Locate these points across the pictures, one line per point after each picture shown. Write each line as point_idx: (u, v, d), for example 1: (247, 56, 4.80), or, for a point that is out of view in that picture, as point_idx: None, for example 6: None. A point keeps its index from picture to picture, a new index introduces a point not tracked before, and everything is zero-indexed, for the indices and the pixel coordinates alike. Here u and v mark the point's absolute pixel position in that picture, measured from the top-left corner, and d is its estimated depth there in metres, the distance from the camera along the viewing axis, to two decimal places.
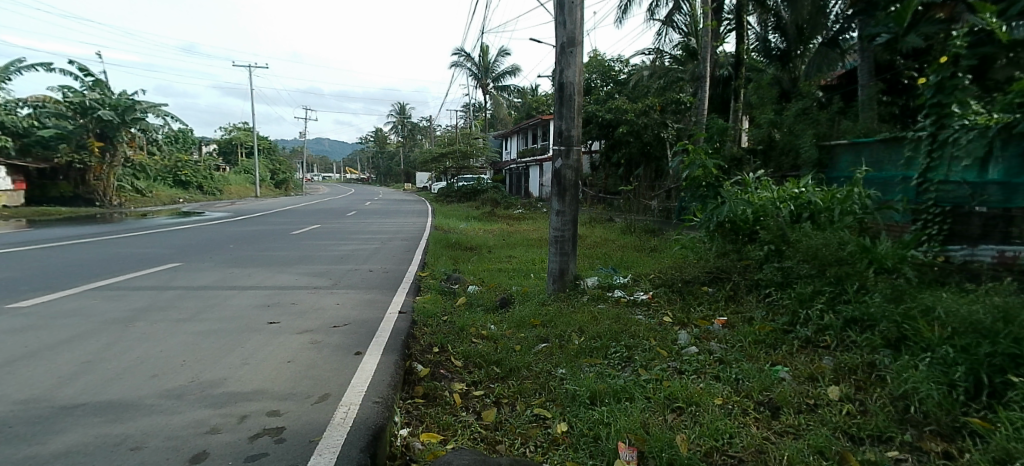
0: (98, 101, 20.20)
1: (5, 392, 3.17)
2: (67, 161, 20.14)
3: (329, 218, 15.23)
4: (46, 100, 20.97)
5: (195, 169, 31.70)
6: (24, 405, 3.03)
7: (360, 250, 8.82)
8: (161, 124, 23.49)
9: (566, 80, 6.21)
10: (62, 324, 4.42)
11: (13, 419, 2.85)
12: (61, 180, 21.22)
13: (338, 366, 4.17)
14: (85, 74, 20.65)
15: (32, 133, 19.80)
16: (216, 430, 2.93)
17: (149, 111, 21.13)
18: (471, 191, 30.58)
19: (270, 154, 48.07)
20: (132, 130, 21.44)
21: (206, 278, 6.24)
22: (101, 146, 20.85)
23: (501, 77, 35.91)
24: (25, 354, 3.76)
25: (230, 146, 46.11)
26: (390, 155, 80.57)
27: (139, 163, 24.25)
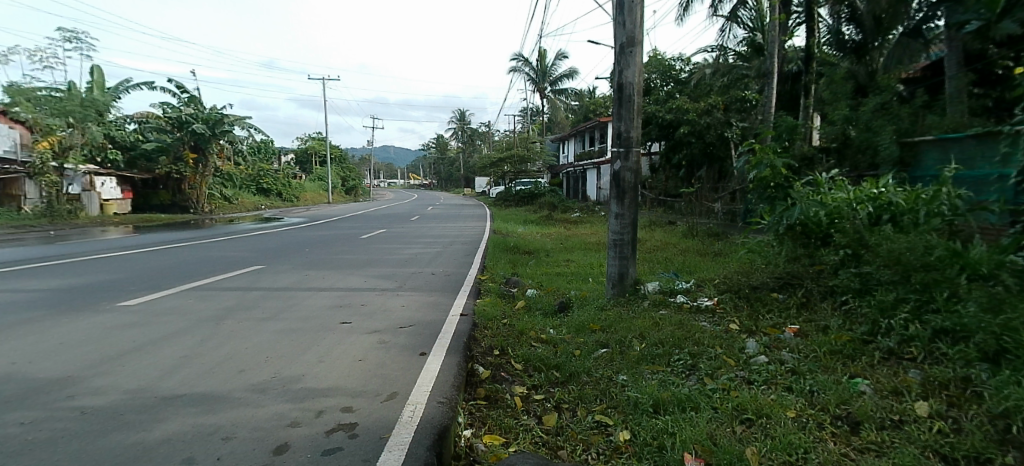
0: (193, 116, 21.53)
1: (119, 382, 3.50)
2: (167, 171, 22.22)
3: (393, 223, 15.72)
4: (149, 115, 22.95)
5: (274, 177, 33.74)
6: (134, 394, 3.34)
7: (422, 254, 9.06)
8: (246, 135, 24.95)
9: (625, 80, 6.13)
10: (163, 321, 4.83)
11: (124, 407, 3.15)
12: (162, 189, 23.49)
13: (405, 365, 4.31)
14: (182, 91, 22.33)
15: (137, 146, 22.03)
16: (296, 423, 3.12)
17: (235, 124, 22.26)
18: (529, 195, 30.65)
19: (341, 162, 50.32)
20: (221, 142, 22.63)
21: (285, 280, 6.62)
22: (195, 158, 22.57)
23: (558, 80, 35.82)
24: (133, 348, 4.14)
25: (306, 155, 48.74)
26: (451, 160, 82.24)
27: (226, 173, 26.05)
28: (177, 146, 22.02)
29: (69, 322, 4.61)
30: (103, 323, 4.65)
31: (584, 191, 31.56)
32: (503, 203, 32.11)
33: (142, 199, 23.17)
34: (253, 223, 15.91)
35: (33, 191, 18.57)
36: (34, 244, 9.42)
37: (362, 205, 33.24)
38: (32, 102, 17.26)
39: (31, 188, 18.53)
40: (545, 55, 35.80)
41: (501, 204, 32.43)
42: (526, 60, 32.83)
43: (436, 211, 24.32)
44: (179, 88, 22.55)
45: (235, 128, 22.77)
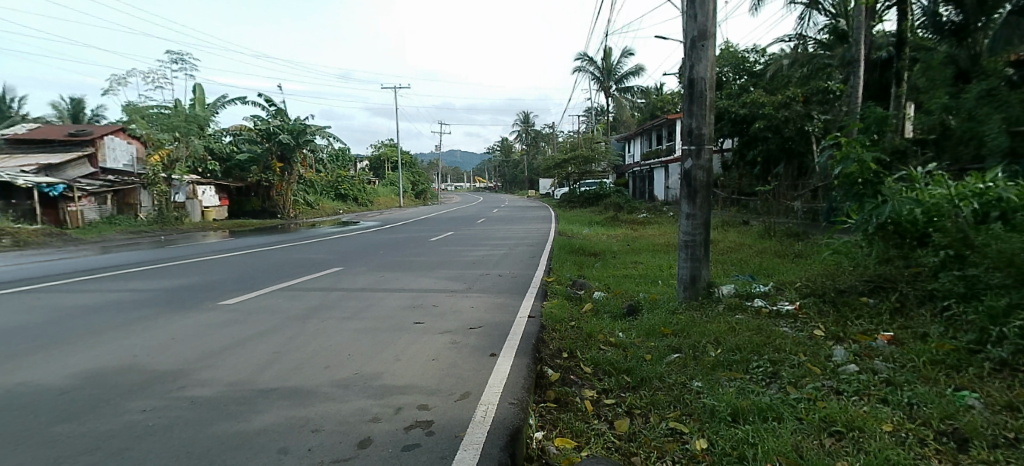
0: (280, 127, 22.94)
1: (221, 374, 3.82)
2: (258, 180, 23.97)
3: (461, 225, 16.05)
4: (242, 129, 24.81)
5: (351, 183, 35.42)
6: (234, 386, 3.63)
7: (489, 256, 9.17)
8: (325, 144, 26.31)
9: (696, 76, 5.93)
10: (256, 319, 5.20)
11: (226, 398, 3.43)
12: (253, 196, 25.39)
13: (476, 365, 4.40)
14: (270, 104, 23.91)
15: (232, 157, 23.85)
16: (377, 419, 3.28)
17: (317, 133, 23.52)
18: (594, 196, 30.30)
19: (411, 167, 51.93)
20: (304, 151, 23.92)
21: (362, 281, 6.94)
22: (282, 166, 24.12)
23: (624, 78, 35.14)
24: (232, 343, 4.49)
25: (379, 161, 50.83)
26: (516, 163, 82.84)
27: (308, 180, 27.67)
28: (266, 156, 23.62)
29: (177, 319, 5.06)
30: (205, 320, 5.08)
31: (651, 191, 30.78)
32: (568, 205, 31.92)
33: (235, 205, 25.06)
34: (331, 227, 16.75)
35: (146, 200, 20.29)
36: (144, 248, 10.41)
37: (430, 208, 34.19)
38: (145, 119, 19.70)
39: (144, 198, 20.22)
40: (610, 53, 35.26)
41: (566, 205, 32.29)
42: (591, 58, 32.49)
43: (501, 213, 24.60)
44: (268, 102, 24.11)
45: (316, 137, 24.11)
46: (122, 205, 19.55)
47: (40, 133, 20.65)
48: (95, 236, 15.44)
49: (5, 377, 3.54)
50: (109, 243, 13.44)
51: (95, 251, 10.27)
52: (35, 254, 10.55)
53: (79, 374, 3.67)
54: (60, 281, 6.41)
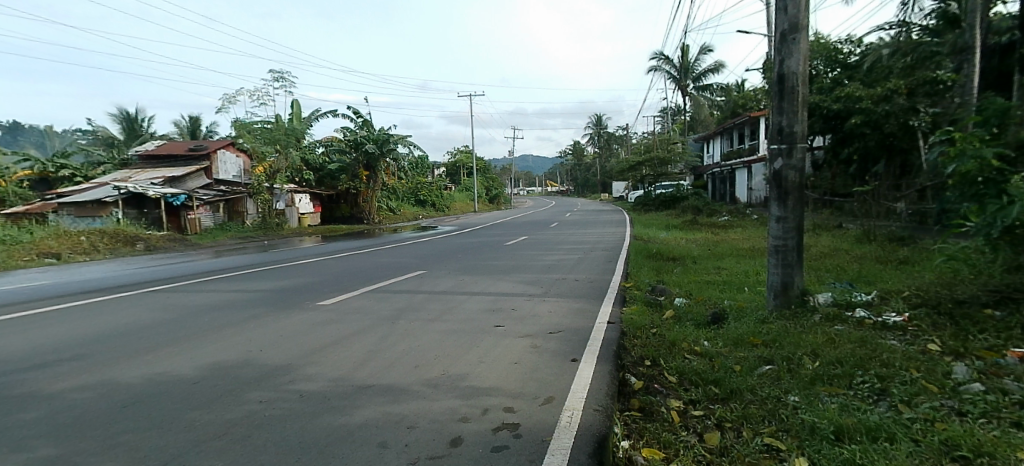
0: (366, 137, 24.06)
1: (323, 371, 4.12)
2: (347, 188, 25.30)
3: (536, 230, 16.14)
4: (333, 140, 26.37)
5: (429, 189, 36.63)
6: (336, 383, 3.91)
7: (565, 260, 9.12)
8: (408, 151, 27.24)
9: (787, 71, 5.60)
10: (350, 318, 5.54)
11: (330, 394, 3.70)
12: (343, 203, 26.99)
13: (558, 370, 4.40)
14: (358, 116, 25.18)
15: (325, 167, 25.57)
16: (466, 420, 3.39)
17: (400, 142, 24.39)
18: (672, 199, 29.45)
19: (486, 172, 52.86)
20: (387, 160, 24.95)
21: (443, 284, 7.17)
22: (368, 174, 25.30)
23: (703, 75, 33.88)
24: (330, 342, 4.82)
25: (455, 168, 52.19)
26: (588, 166, 81.97)
27: (390, 187, 28.92)
28: (354, 165, 24.92)
29: (282, 316, 5.50)
30: (305, 318, 5.48)
31: (733, 193, 29.41)
32: (644, 208, 31.16)
33: (327, 212, 26.99)
34: (412, 232, 17.45)
35: (252, 208, 22.35)
36: (249, 252, 11.32)
37: (504, 213, 34.62)
38: (252, 134, 21.55)
39: (250, 206, 22.27)
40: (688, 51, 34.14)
41: (641, 208, 31.54)
42: (667, 57, 31.59)
43: (575, 217, 24.47)
44: (356, 113, 25.42)
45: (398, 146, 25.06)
46: (232, 212, 21.62)
47: (166, 149, 23.01)
48: (209, 241, 17.01)
49: (146, 365, 4.00)
50: (220, 247, 14.75)
51: (209, 255, 11.32)
52: (160, 258, 11.79)
53: (206, 365, 4.11)
54: (184, 281, 7.16)
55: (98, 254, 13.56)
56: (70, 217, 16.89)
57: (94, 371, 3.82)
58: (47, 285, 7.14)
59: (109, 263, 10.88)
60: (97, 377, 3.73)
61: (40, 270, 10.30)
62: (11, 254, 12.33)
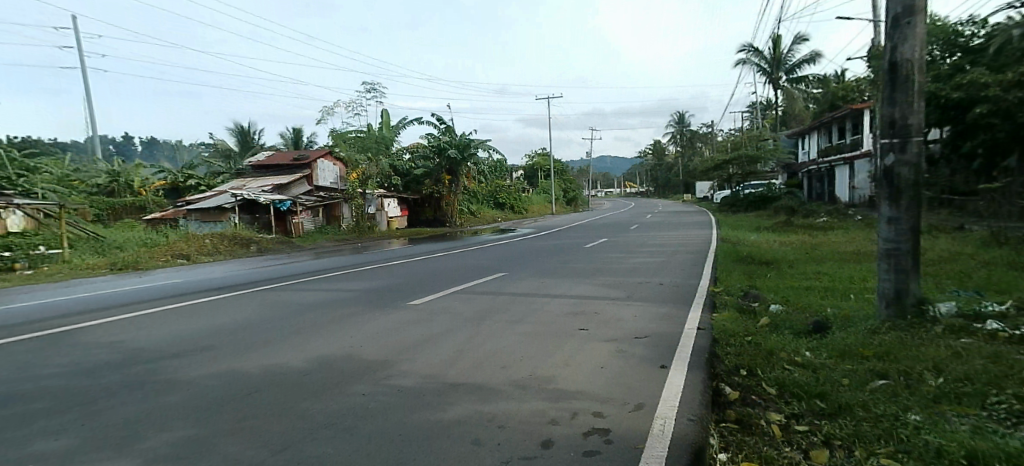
0: (448, 142, 24.79)
1: (417, 368, 4.32)
2: (431, 192, 26.21)
3: (617, 232, 15.89)
4: (418, 146, 27.43)
5: (508, 192, 37.17)
6: (429, 380, 4.09)
7: (647, 264, 8.89)
8: (488, 156, 27.78)
9: (901, 58, 5.11)
10: (438, 318, 5.74)
11: (425, 391, 3.88)
12: (427, 207, 28.03)
13: (647, 376, 4.29)
14: (441, 122, 26.05)
15: (410, 172, 26.63)
16: (555, 422, 3.40)
17: (480, 146, 24.90)
18: (762, 199, 27.87)
19: (564, 174, 52.73)
20: (468, 164, 25.55)
21: (526, 286, 7.25)
22: (450, 179, 26.07)
23: (796, 67, 31.78)
24: (422, 340, 5.04)
25: (533, 170, 52.52)
26: (667, 165, 79.45)
27: (471, 190, 29.63)
28: (436, 170, 25.78)
29: (377, 315, 5.82)
30: (397, 316, 5.76)
31: (831, 192, 27.29)
32: (731, 209, 29.65)
33: (412, 215, 28.35)
34: (492, 235, 17.75)
35: (347, 213, 23.81)
36: (344, 254, 12.06)
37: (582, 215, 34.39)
38: (348, 143, 22.95)
39: (345, 210, 23.73)
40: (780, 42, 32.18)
41: (727, 209, 30.08)
42: (756, 50, 29.94)
43: (656, 219, 23.83)
44: (439, 120, 26.31)
45: (479, 150, 25.62)
46: (330, 216, 23.16)
47: (275, 159, 24.99)
48: (310, 244, 18.33)
49: (263, 357, 4.40)
50: (319, 249, 15.86)
51: (309, 257, 12.20)
52: (268, 259, 12.88)
53: (314, 358, 4.44)
54: (289, 280, 7.78)
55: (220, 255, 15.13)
56: (196, 222, 18.71)
57: (220, 361, 4.25)
58: (177, 283, 8.02)
59: (225, 264, 12.04)
60: (224, 366, 4.14)
61: (172, 270, 11.62)
62: (150, 254, 14.03)
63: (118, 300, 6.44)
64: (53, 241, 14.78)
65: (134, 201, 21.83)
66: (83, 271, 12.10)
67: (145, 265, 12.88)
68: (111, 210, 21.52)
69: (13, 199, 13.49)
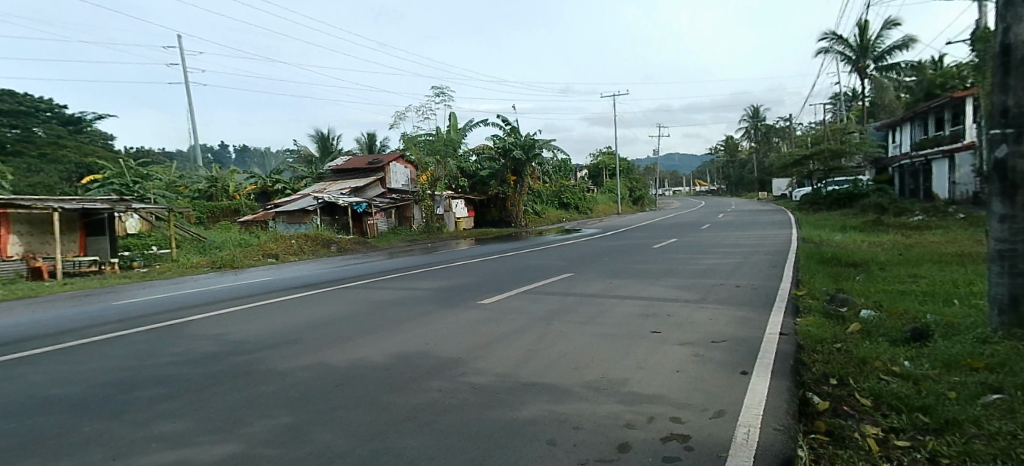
0: (513, 143, 25.03)
1: (490, 366, 4.40)
2: (496, 193, 26.61)
3: (687, 232, 15.40)
4: (484, 147, 27.91)
5: (573, 191, 37.03)
6: (502, 378, 4.15)
7: (722, 265, 8.56)
8: (553, 155, 27.80)
9: (1016, 39, 4.61)
10: (508, 317, 5.81)
11: (498, 389, 3.94)
12: (492, 208, 28.55)
13: (726, 382, 4.12)
14: (507, 123, 26.35)
15: (477, 173, 27.14)
16: (632, 426, 3.35)
17: (545, 146, 24.95)
18: (847, 197, 26.15)
19: (629, 173, 51.74)
20: (533, 165, 25.64)
21: (594, 287, 7.18)
22: (515, 179, 26.34)
23: (887, 54, 29.49)
24: (493, 339, 5.11)
25: (598, 169, 51.84)
26: (739, 162, 76.05)
27: (536, 191, 29.76)
28: (502, 171, 26.14)
29: (448, 313, 5.97)
30: (468, 315, 5.89)
31: (927, 188, 25.14)
32: (810, 208, 27.96)
33: (478, 216, 28.90)
34: (557, 235, 17.71)
35: (417, 214, 24.72)
36: (417, 255, 12.49)
37: (649, 215, 33.66)
38: (418, 146, 23.03)
39: (415, 212, 24.76)
40: (867, 28, 29.97)
41: (807, 208, 28.39)
42: (840, 37, 28.00)
43: (729, 218, 22.95)
44: (505, 121, 26.61)
45: (544, 150, 25.67)
46: (402, 218, 24.26)
47: (351, 163, 26.23)
48: (384, 244, 19.14)
49: (346, 351, 4.64)
50: (392, 250, 16.55)
51: (385, 257, 12.74)
52: (345, 259, 13.58)
53: (393, 353, 4.63)
54: (366, 278, 8.15)
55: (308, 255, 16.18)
56: (284, 223, 20.67)
57: (309, 353, 4.52)
58: (268, 280, 8.62)
59: (307, 263, 12.80)
60: (312, 359, 4.40)
61: (265, 268, 12.48)
62: (246, 254, 15.20)
63: (216, 296, 7.00)
64: (166, 241, 17.44)
65: (230, 204, 23.55)
66: (189, 269, 13.30)
67: (241, 264, 13.97)
68: (210, 214, 23.31)
69: (129, 203, 15.06)
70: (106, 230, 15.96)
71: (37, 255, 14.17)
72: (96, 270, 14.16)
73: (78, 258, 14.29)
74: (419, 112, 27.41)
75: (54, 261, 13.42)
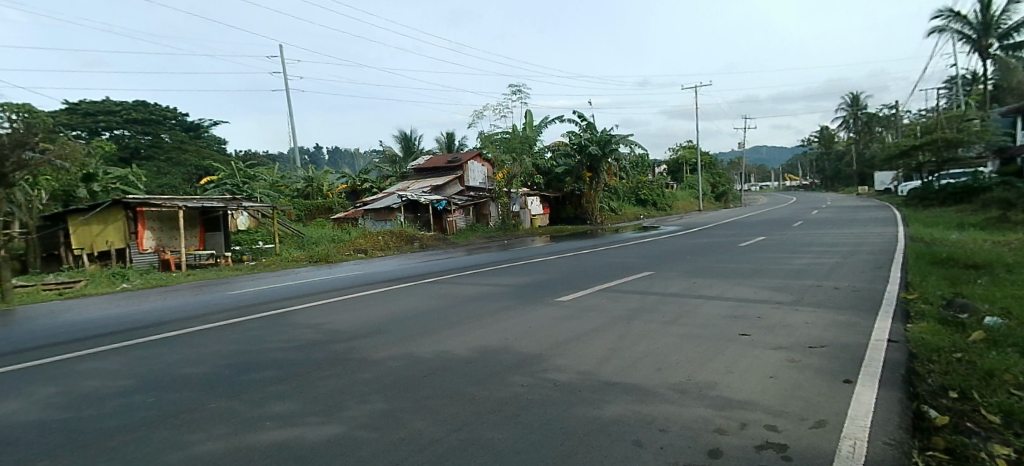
0: (589, 139, 24.73)
1: (572, 364, 4.41)
2: (572, 189, 26.49)
3: (777, 230, 14.52)
4: (559, 144, 27.80)
5: (651, 188, 36.03)
6: (584, 376, 4.14)
7: (817, 265, 8.00)
8: (630, 151, 27.16)
9: None
10: (588, 315, 5.77)
11: (582, 386, 3.93)
12: (568, 205, 28.49)
13: (827, 390, 3.85)
14: (582, 119, 26.08)
15: (552, 170, 27.11)
16: (723, 432, 3.21)
17: (621, 141, 24.45)
18: (964, 191, 23.54)
19: (712, 167, 49.49)
20: (609, 160, 25.19)
21: (676, 286, 6.96)
22: (591, 176, 26.04)
23: (1015, 30, 26.09)
24: (574, 336, 5.10)
25: (677, 164, 50.05)
26: (835, 154, 70.48)
27: (613, 187, 29.26)
28: (577, 168, 25.72)
29: (528, 309, 6.04)
30: (548, 312, 5.92)
31: None
32: (919, 204, 25.44)
33: (554, 213, 28.87)
34: (634, 233, 17.35)
35: (494, 211, 25.14)
36: (496, 251, 12.73)
37: (732, 212, 32.13)
38: (494, 145, 23.32)
39: (492, 209, 25.22)
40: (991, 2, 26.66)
41: (915, 204, 25.87)
42: (958, 14, 25.08)
43: (824, 215, 21.38)
44: (581, 118, 26.35)
45: (620, 146, 25.16)
46: (479, 215, 24.81)
47: (431, 162, 27.15)
48: (462, 241, 19.66)
49: (432, 343, 4.82)
50: (470, 246, 16.95)
51: (465, 253, 13.10)
52: (427, 255, 14.08)
53: (477, 347, 4.75)
54: (446, 274, 8.42)
55: (392, 251, 16.96)
56: (371, 220, 21.40)
57: (399, 344, 4.75)
58: (359, 274, 9.15)
59: (392, 259, 13.43)
60: (401, 349, 4.62)
61: (354, 263, 13.21)
62: (338, 249, 16.22)
63: (313, 288, 7.54)
64: (269, 236, 19.19)
65: (324, 203, 25.16)
66: (289, 262, 14.40)
67: (334, 259, 14.93)
68: (308, 212, 25.06)
69: (239, 202, 16.50)
70: (220, 226, 17.67)
71: (166, 248, 15.97)
72: (212, 262, 15.57)
73: (198, 252, 15.90)
74: (497, 110, 27.82)
75: (180, 254, 15.13)
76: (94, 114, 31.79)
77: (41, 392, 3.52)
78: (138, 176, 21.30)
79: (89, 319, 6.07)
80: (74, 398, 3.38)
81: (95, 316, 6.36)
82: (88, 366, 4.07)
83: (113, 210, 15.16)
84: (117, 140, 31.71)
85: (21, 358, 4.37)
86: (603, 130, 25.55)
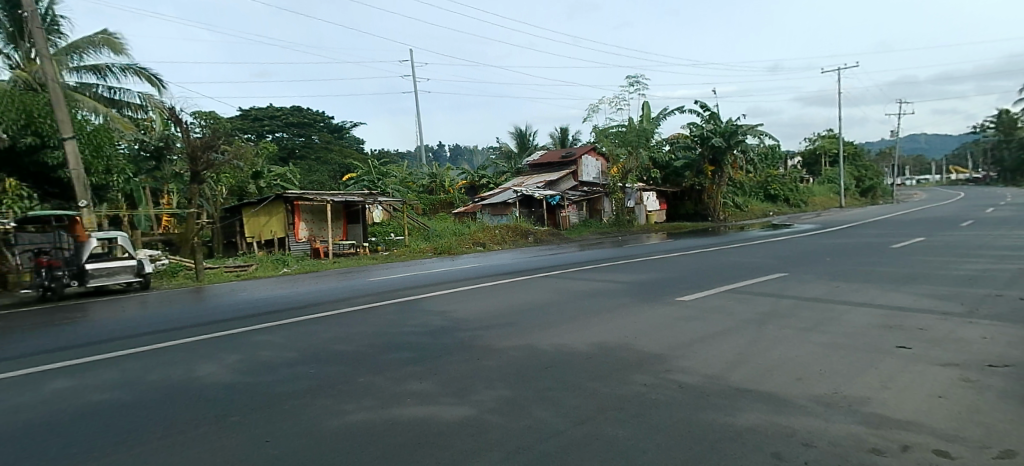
0: (712, 131, 23.44)
1: (699, 366, 4.21)
2: (692, 184, 25.34)
3: (945, 229, 12.62)
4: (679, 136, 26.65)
5: (781, 183, 33.30)
6: (713, 380, 3.94)
7: (999, 271, 6.83)
8: (758, 142, 25.28)
9: None
10: (714, 317, 5.47)
11: (709, 391, 3.74)
12: (687, 200, 27.31)
13: (1014, 416, 3.28)
14: (705, 109, 24.76)
15: (670, 164, 26.13)
16: (879, 452, 2.87)
17: (748, 132, 22.87)
18: None
19: (857, 159, 44.30)
20: (734, 153, 23.66)
21: (817, 290, 6.35)
22: (713, 170, 24.69)
23: None
24: (699, 338, 4.87)
25: (814, 156, 45.53)
26: (1015, 142, 59.63)
27: (738, 182, 27.43)
28: (699, 161, 24.87)
29: (648, 307, 5.88)
30: (670, 311, 5.71)
31: None
32: None
33: (672, 209, 27.72)
34: (765, 231, 16.14)
35: (608, 206, 24.80)
36: (613, 246, 12.60)
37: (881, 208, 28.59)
38: (609, 139, 23.01)
39: (606, 204, 24.89)
40: None
41: None
42: None
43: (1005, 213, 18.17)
44: (703, 107, 25.04)
45: (748, 137, 23.52)
46: (592, 210, 24.64)
47: (547, 157, 27.42)
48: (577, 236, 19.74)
49: (553, 336, 4.87)
50: (585, 242, 16.88)
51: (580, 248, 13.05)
52: (545, 249, 14.26)
53: (598, 343, 4.73)
54: (560, 269, 8.43)
55: (508, 245, 17.45)
56: (489, 215, 22.20)
57: (520, 336, 4.87)
58: (480, 266, 9.55)
59: (510, 253, 13.78)
60: (523, 341, 4.73)
61: (475, 256, 13.77)
62: (459, 242, 17.01)
63: (436, 279, 7.99)
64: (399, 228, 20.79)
65: (447, 198, 26.55)
66: (417, 253, 15.41)
67: (457, 250, 15.75)
68: (433, 206, 26.73)
69: (375, 196, 17.87)
70: (359, 219, 19.38)
71: (317, 239, 17.82)
72: (353, 251, 17.23)
73: (342, 242, 17.62)
74: (612, 102, 26.11)
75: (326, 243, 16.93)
76: (261, 119, 36.31)
77: (227, 357, 4.13)
78: (294, 174, 23.98)
79: (257, 299, 7.01)
80: (251, 365, 3.93)
81: (262, 296, 7.34)
82: (260, 338, 4.70)
83: (277, 203, 17.31)
84: (276, 142, 36.17)
85: (210, 328, 5.17)
86: (727, 121, 24.06)
